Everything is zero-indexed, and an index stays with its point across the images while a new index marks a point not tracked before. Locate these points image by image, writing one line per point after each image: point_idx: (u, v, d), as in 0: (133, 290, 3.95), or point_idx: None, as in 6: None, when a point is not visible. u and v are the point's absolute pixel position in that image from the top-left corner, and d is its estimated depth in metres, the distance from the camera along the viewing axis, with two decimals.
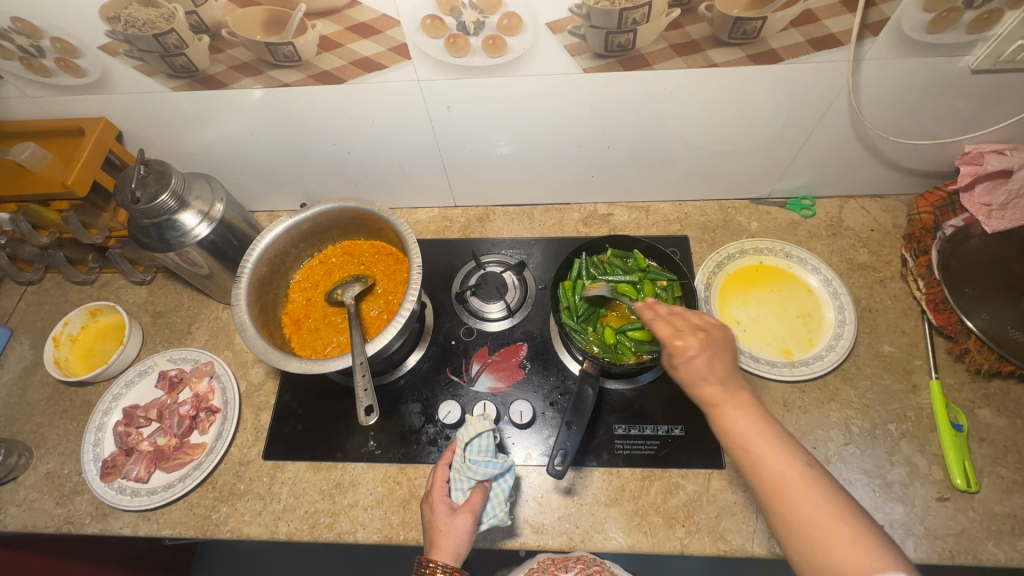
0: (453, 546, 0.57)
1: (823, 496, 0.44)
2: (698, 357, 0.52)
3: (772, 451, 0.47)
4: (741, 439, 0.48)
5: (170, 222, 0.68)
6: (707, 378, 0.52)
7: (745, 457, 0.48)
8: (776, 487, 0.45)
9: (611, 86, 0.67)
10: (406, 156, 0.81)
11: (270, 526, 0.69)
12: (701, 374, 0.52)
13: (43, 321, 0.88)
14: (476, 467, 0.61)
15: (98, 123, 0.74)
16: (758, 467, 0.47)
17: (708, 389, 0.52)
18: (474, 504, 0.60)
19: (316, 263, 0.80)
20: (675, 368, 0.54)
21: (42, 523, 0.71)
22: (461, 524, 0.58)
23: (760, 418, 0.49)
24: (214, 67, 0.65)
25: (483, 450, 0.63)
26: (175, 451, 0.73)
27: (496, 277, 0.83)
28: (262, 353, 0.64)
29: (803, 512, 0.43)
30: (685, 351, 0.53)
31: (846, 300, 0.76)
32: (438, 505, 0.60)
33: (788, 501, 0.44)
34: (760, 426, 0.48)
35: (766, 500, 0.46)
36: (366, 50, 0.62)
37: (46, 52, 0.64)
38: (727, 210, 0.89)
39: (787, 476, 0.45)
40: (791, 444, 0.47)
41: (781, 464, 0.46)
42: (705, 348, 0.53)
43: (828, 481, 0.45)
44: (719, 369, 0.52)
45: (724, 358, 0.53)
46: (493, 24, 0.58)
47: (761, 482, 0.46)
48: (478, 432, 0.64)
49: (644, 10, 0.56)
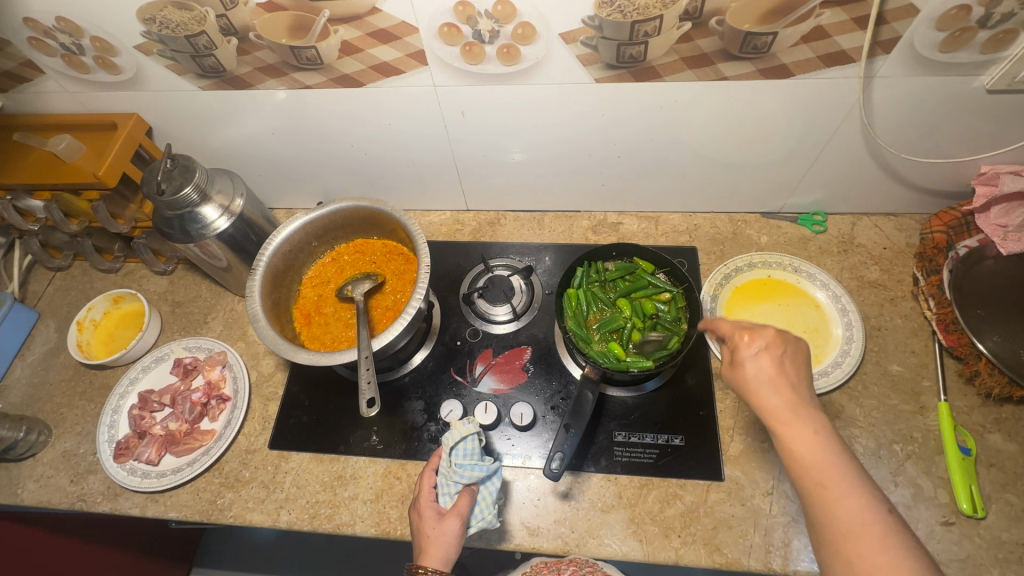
0: (442, 551, 0.58)
1: (899, 550, 0.42)
2: (768, 356, 0.51)
3: (850, 497, 0.45)
4: (813, 472, 0.47)
5: (191, 215, 0.71)
6: (777, 388, 0.50)
7: (818, 494, 0.46)
8: (849, 538, 0.44)
9: (623, 96, 0.68)
10: (421, 159, 0.83)
11: (272, 514, 0.70)
12: (767, 378, 0.50)
13: (69, 306, 0.92)
14: (462, 471, 0.62)
15: (130, 118, 0.77)
16: (830, 506, 0.45)
17: (776, 403, 0.49)
18: (461, 508, 0.60)
19: (328, 260, 0.82)
20: (740, 363, 0.53)
21: (56, 499, 0.74)
22: (449, 529, 0.59)
23: (836, 454, 0.47)
24: (241, 68, 0.68)
25: (469, 454, 0.64)
26: (185, 436, 0.76)
27: (504, 281, 0.85)
28: (272, 344, 0.66)
29: (878, 565, 0.42)
30: (751, 344, 0.52)
31: (854, 316, 0.76)
32: (425, 510, 0.61)
33: (864, 552, 0.43)
34: (836, 462, 0.46)
35: (832, 544, 0.45)
36: (385, 55, 0.64)
37: (86, 50, 0.68)
38: (737, 223, 0.89)
39: (863, 526, 0.44)
40: (874, 491, 0.46)
41: (859, 510, 0.44)
42: (775, 346, 0.52)
43: (905, 533, 0.44)
44: (790, 379, 0.51)
45: (797, 367, 0.52)
46: (508, 33, 0.60)
47: (833, 527, 0.45)
48: (463, 436, 0.64)
49: (655, 23, 0.57)
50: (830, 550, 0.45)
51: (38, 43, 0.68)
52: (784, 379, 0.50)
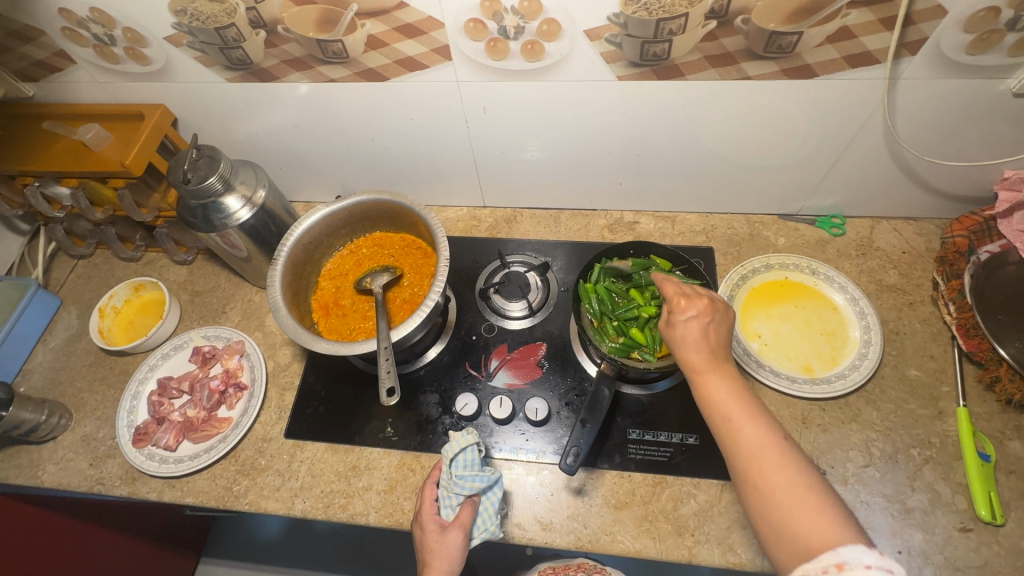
0: (446, 563, 0.59)
1: (794, 468, 0.43)
2: (696, 320, 0.53)
3: (751, 423, 0.46)
4: (720, 406, 0.48)
5: (215, 205, 0.72)
6: (698, 344, 0.52)
7: (723, 426, 0.48)
8: (749, 458, 0.45)
9: (645, 94, 0.68)
10: (440, 154, 0.84)
11: (287, 502, 0.71)
12: (693, 339, 0.52)
13: (91, 293, 0.94)
14: (463, 482, 0.63)
15: (156, 108, 0.79)
16: (734, 436, 0.47)
17: (695, 356, 0.52)
18: (464, 519, 0.61)
19: (347, 252, 0.83)
20: (672, 327, 0.54)
21: (75, 482, 0.75)
22: (452, 540, 0.60)
23: (742, 392, 0.49)
24: (268, 60, 0.69)
25: (469, 464, 0.65)
26: (203, 423, 0.77)
27: (520, 277, 0.85)
28: (292, 332, 0.67)
29: (775, 483, 0.43)
30: (685, 311, 0.54)
31: (873, 320, 0.75)
32: (428, 524, 0.62)
33: (761, 469, 0.44)
34: (739, 396, 0.48)
35: (739, 470, 0.46)
36: (410, 50, 0.65)
37: (117, 41, 0.69)
38: (754, 224, 0.89)
39: (760, 446, 0.45)
40: (770, 418, 0.47)
41: (756, 433, 0.46)
42: (705, 314, 0.53)
43: (801, 455, 0.45)
44: (712, 341, 0.52)
45: (720, 331, 0.53)
46: (533, 29, 0.61)
47: (737, 451, 0.46)
48: (462, 447, 0.65)
49: (680, 20, 0.57)
50: (738, 476, 0.46)
51: (71, 33, 0.69)
52: (706, 338, 0.52)
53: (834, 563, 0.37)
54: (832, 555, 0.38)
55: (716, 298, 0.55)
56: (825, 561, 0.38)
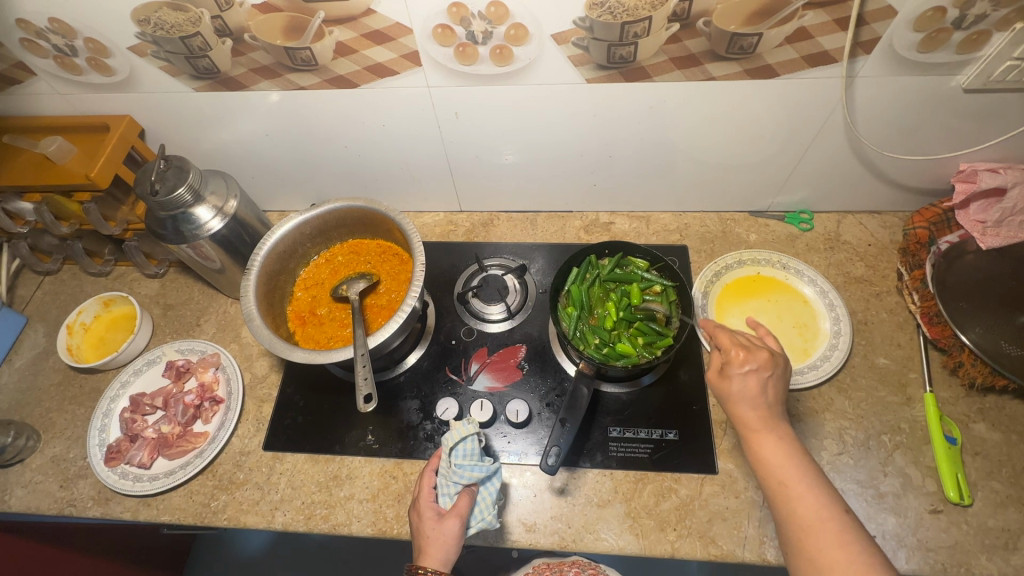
0: (441, 551, 0.58)
1: (852, 545, 0.45)
2: (755, 374, 0.54)
3: (808, 494, 0.49)
4: (776, 473, 0.51)
5: (185, 215, 0.71)
6: (755, 403, 0.54)
7: (779, 491, 0.50)
8: (804, 528, 0.47)
9: (614, 96, 0.69)
10: (415, 160, 0.84)
11: (267, 516, 0.70)
12: (749, 395, 0.54)
13: (58, 310, 0.91)
14: (462, 472, 0.62)
15: (122, 119, 0.77)
16: (791, 505, 0.49)
17: (751, 415, 0.54)
18: (461, 509, 0.60)
19: (322, 260, 0.82)
20: (726, 378, 0.56)
21: (45, 505, 0.73)
22: (448, 529, 0.59)
23: (800, 459, 0.51)
24: (235, 69, 0.68)
25: (468, 454, 0.64)
26: (178, 439, 0.75)
27: (498, 279, 0.85)
28: (268, 343, 0.66)
29: (834, 558, 0.45)
30: (744, 363, 0.55)
31: (842, 311, 0.78)
32: (425, 511, 0.61)
33: (818, 545, 0.46)
34: (797, 465, 0.50)
35: (792, 539, 0.48)
36: (380, 56, 0.65)
37: (79, 51, 0.68)
38: (726, 221, 0.91)
39: (820, 521, 0.47)
40: (830, 491, 0.49)
41: (816, 507, 0.48)
42: (765, 369, 0.54)
43: (860, 531, 0.46)
44: (770, 396, 0.54)
45: (779, 389, 0.55)
46: (501, 35, 0.61)
47: (792, 519, 0.48)
48: (462, 437, 0.64)
49: (645, 24, 0.59)
50: (790, 541, 0.48)
51: (30, 44, 0.68)
52: (765, 388, 0.54)
53: None
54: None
55: (774, 351, 0.56)
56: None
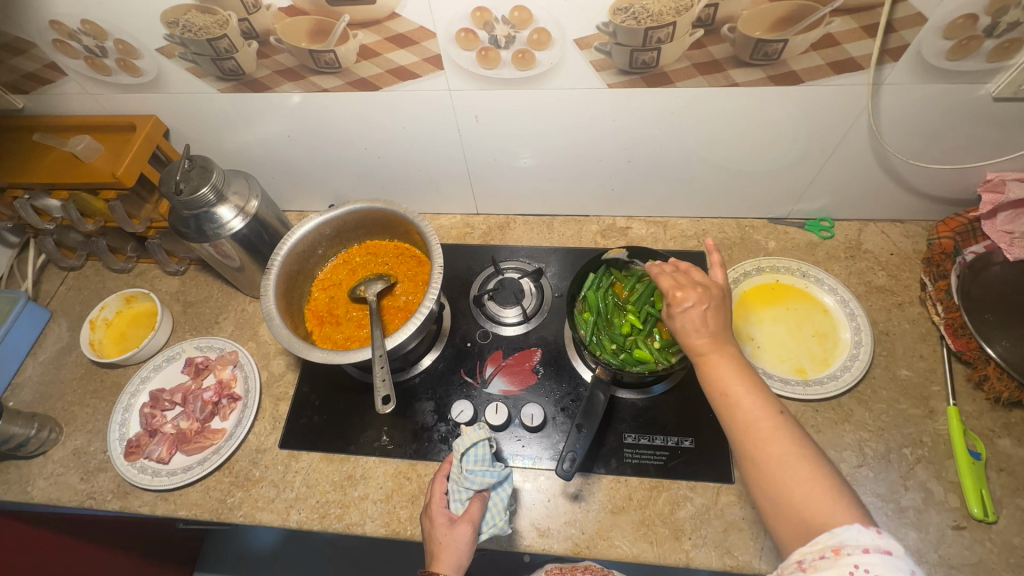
0: (453, 557, 0.58)
1: (791, 444, 0.45)
2: (694, 308, 0.52)
3: (748, 402, 0.48)
4: (720, 387, 0.50)
5: (208, 215, 0.72)
6: (697, 329, 0.52)
7: (723, 405, 0.49)
8: (749, 435, 0.47)
9: (634, 101, 0.69)
10: (433, 162, 0.84)
11: (282, 514, 0.71)
12: (692, 326, 0.52)
13: (81, 306, 0.93)
14: (473, 478, 0.62)
15: (148, 119, 0.78)
16: (734, 416, 0.48)
17: (696, 339, 0.52)
18: (473, 514, 0.61)
19: (340, 261, 0.82)
20: (669, 318, 0.54)
21: (66, 497, 0.75)
22: (460, 535, 0.59)
23: (740, 369, 0.50)
24: (260, 70, 0.69)
25: (480, 460, 0.64)
26: (196, 435, 0.76)
27: (514, 283, 0.85)
28: (286, 342, 0.67)
29: (776, 460, 0.45)
30: (682, 301, 0.53)
31: (863, 321, 0.76)
32: (437, 517, 0.61)
33: (761, 448, 0.46)
34: (740, 376, 0.49)
35: (739, 448, 0.47)
36: (403, 60, 0.65)
37: (108, 52, 0.69)
38: (745, 228, 0.90)
39: (761, 425, 0.46)
40: (769, 396, 0.48)
41: (756, 413, 0.47)
42: (703, 302, 0.53)
43: (797, 429, 0.46)
44: (713, 324, 0.52)
45: (719, 315, 0.53)
46: (523, 39, 0.61)
47: (737, 429, 0.48)
48: (474, 442, 0.64)
49: (669, 29, 0.58)
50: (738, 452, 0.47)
51: (62, 45, 0.69)
52: (708, 319, 0.52)
53: (831, 545, 0.39)
54: (829, 536, 0.40)
55: (713, 283, 0.55)
56: (822, 544, 0.40)
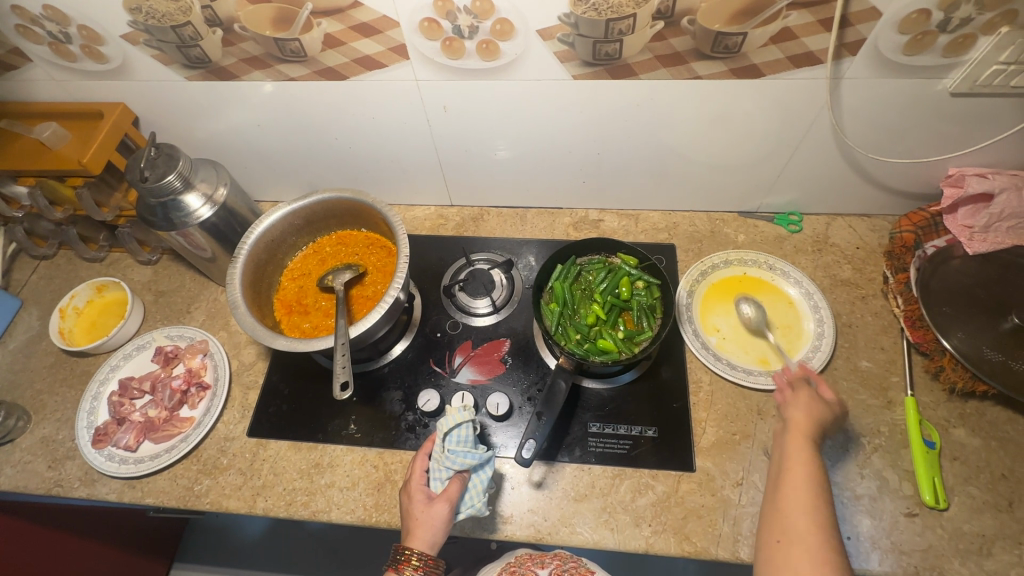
0: (428, 534, 0.60)
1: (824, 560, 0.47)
2: (800, 407, 0.60)
3: (804, 508, 0.51)
4: (781, 490, 0.54)
5: (174, 203, 0.72)
6: (795, 428, 0.58)
7: (776, 503, 0.53)
8: (787, 537, 0.50)
9: (601, 93, 0.70)
10: (405, 152, 0.84)
11: (249, 501, 0.71)
12: (795, 420, 0.59)
13: (52, 295, 0.93)
14: (454, 457, 0.63)
15: (116, 107, 0.78)
16: (782, 516, 0.52)
17: (788, 438, 0.58)
18: (451, 494, 0.62)
19: (310, 251, 0.82)
20: (786, 406, 0.61)
21: (33, 484, 0.75)
22: (437, 513, 0.61)
23: (818, 483, 0.53)
24: (226, 59, 0.69)
25: (462, 441, 0.65)
26: (164, 423, 0.77)
27: (484, 274, 0.86)
28: (251, 329, 0.67)
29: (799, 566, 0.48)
30: (795, 396, 0.62)
31: (825, 313, 0.78)
32: (416, 494, 0.63)
33: (792, 550, 0.49)
34: (808, 490, 0.53)
35: (772, 543, 0.51)
36: (367, 49, 0.66)
37: (72, 39, 0.68)
38: (716, 221, 0.91)
39: (805, 531, 0.50)
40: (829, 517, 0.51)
41: (805, 519, 0.50)
42: (812, 406, 0.60)
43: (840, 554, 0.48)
44: (813, 429, 0.58)
45: (824, 423, 0.59)
46: (487, 29, 0.62)
47: (778, 527, 0.51)
48: (457, 423, 0.66)
49: (629, 21, 0.59)
50: (769, 547, 0.51)
51: (25, 30, 0.68)
52: (817, 425, 0.59)
53: None
54: None
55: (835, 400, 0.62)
56: None
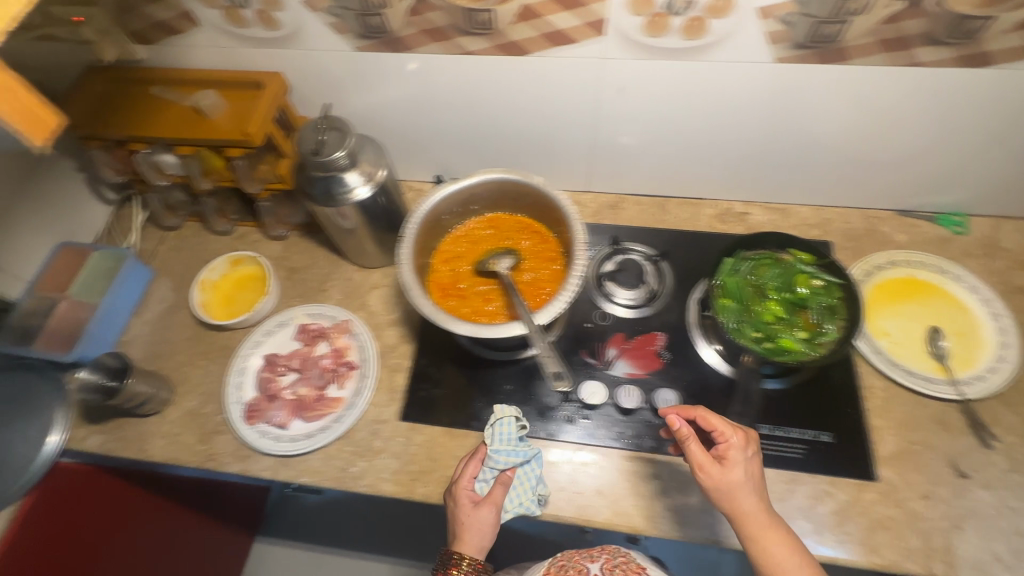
0: (476, 537, 0.65)
1: None
2: (750, 461, 0.57)
3: None
4: None
5: (338, 178, 0.70)
6: (750, 496, 0.55)
7: None
8: None
9: (799, 80, 0.66)
10: (557, 135, 0.81)
11: (407, 486, 0.70)
12: (746, 483, 0.56)
13: (183, 267, 0.92)
14: (499, 457, 0.67)
15: (274, 77, 0.75)
16: None
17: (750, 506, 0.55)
18: (495, 497, 0.65)
19: (461, 234, 0.79)
20: (725, 466, 0.56)
21: (186, 457, 0.75)
22: (483, 517, 0.65)
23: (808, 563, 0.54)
24: (406, 29, 0.66)
25: (507, 439, 0.68)
26: (315, 402, 0.76)
27: (634, 264, 0.83)
28: (430, 313, 0.65)
29: None
30: (733, 449, 0.57)
31: (1007, 321, 0.74)
32: (462, 498, 0.66)
33: None
34: None
35: None
36: (564, 23, 0.62)
37: (250, 3, 0.66)
38: (871, 219, 0.86)
39: None
40: None
41: None
42: (752, 454, 0.58)
43: None
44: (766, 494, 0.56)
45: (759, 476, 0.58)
46: (703, 5, 0.58)
47: None
48: (502, 421, 0.69)
49: (866, 1, 0.55)
50: None
51: None
52: (756, 482, 0.57)
53: None
54: None
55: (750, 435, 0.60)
56: None
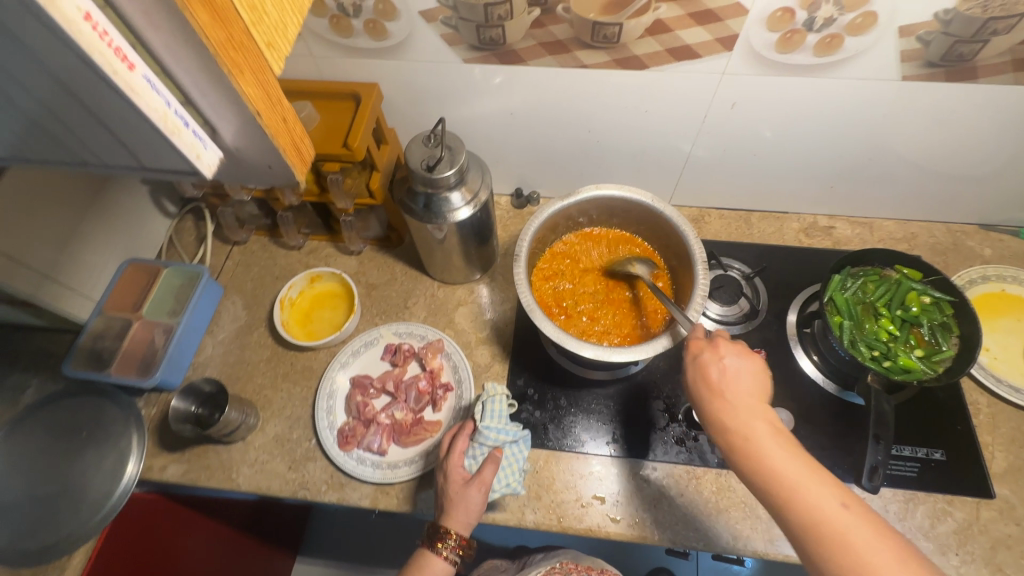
0: (465, 516, 0.61)
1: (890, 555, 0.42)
2: (712, 366, 0.54)
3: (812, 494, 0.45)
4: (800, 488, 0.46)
5: (443, 197, 0.68)
6: (735, 401, 0.51)
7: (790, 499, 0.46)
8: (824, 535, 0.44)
9: (920, 97, 0.65)
10: (654, 148, 0.80)
11: (516, 513, 0.68)
12: (721, 387, 0.52)
13: (253, 283, 0.88)
14: (488, 434, 0.65)
15: (372, 89, 0.72)
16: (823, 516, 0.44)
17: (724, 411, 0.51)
18: (485, 477, 0.62)
19: (558, 250, 0.77)
20: (702, 368, 0.54)
21: (277, 487, 0.71)
22: (473, 497, 0.62)
23: (804, 464, 0.47)
24: (524, 41, 0.64)
25: (498, 416, 0.67)
26: (413, 426, 0.73)
27: (732, 280, 0.81)
28: (556, 334, 0.62)
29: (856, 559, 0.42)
30: (721, 357, 0.54)
31: None
32: (454, 475, 0.64)
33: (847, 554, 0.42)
34: (824, 483, 0.46)
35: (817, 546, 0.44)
36: (694, 38, 0.61)
37: (361, 12, 0.63)
38: (956, 233, 0.87)
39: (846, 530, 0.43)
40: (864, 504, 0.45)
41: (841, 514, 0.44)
42: (737, 364, 0.53)
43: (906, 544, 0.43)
44: (739, 394, 0.52)
45: (753, 382, 0.52)
46: (844, 22, 0.57)
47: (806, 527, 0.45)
48: (493, 398, 0.68)
49: (1011, 21, 0.55)
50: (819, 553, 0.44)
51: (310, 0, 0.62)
52: (753, 392, 0.52)
53: None
54: None
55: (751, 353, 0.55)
56: None
